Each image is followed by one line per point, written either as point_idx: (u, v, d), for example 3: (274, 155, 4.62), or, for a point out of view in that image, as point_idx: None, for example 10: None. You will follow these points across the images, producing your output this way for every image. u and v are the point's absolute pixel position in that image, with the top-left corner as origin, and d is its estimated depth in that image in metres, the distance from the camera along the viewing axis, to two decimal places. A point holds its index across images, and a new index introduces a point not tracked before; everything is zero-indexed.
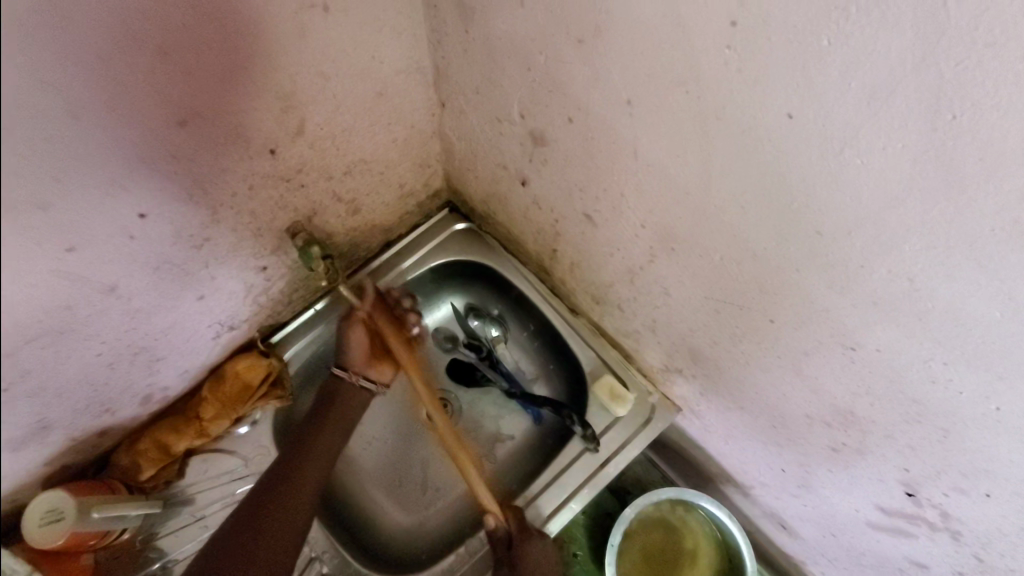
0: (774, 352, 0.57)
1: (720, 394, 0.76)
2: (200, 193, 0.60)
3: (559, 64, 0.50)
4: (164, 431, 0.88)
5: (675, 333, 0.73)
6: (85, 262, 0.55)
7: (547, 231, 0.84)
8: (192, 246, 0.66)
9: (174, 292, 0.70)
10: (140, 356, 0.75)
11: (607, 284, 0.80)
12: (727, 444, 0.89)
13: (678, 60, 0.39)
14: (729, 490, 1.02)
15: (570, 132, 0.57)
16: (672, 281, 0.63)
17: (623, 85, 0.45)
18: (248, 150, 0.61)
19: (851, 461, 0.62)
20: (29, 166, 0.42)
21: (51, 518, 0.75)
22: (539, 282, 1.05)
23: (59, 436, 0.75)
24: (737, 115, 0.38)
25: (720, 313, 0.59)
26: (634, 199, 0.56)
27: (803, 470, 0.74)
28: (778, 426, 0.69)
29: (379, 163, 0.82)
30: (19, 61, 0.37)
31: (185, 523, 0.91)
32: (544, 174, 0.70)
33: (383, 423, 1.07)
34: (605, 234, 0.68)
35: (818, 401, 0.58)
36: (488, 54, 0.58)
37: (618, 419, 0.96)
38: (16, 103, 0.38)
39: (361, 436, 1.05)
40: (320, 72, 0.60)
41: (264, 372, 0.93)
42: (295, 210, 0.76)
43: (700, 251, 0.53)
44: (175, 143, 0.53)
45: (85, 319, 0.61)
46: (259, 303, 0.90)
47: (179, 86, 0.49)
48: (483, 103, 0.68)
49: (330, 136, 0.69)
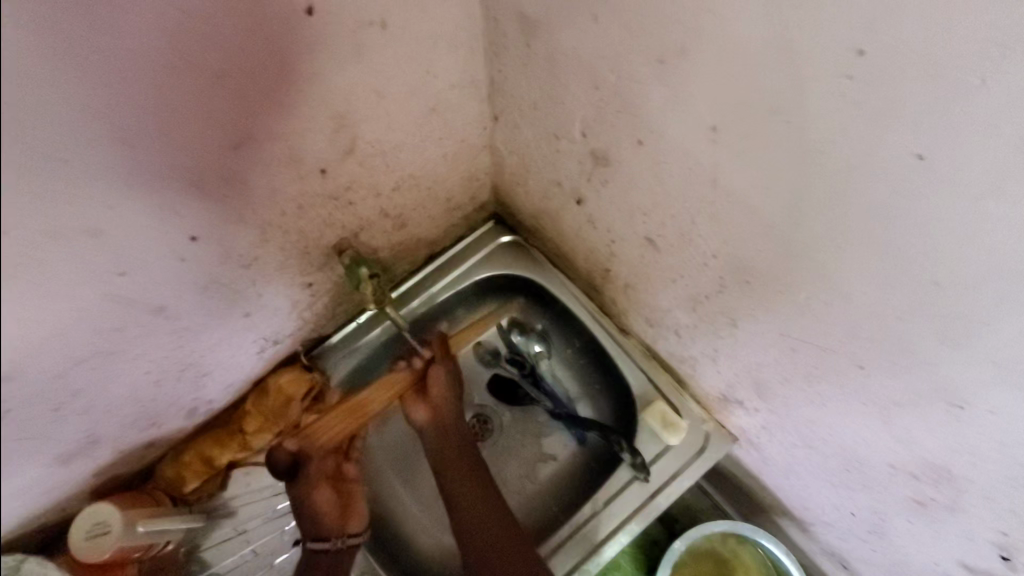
0: (859, 398, 0.52)
1: (786, 431, 0.71)
2: (250, 213, 0.59)
3: (633, 84, 0.46)
4: (208, 444, 0.88)
5: (739, 365, 0.68)
6: (136, 285, 0.53)
7: (600, 251, 0.80)
8: (240, 265, 0.64)
9: (222, 311, 0.69)
10: (186, 373, 0.74)
11: (665, 309, 0.75)
12: (788, 480, 0.84)
13: (780, 88, 0.34)
14: (785, 524, 0.96)
15: (638, 154, 0.53)
16: (742, 313, 0.58)
17: (709, 111, 0.41)
18: (299, 170, 0.59)
19: (937, 517, 0.56)
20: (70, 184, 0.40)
21: (97, 531, 0.74)
22: (587, 299, 1.01)
23: (107, 450, 0.74)
24: (851, 152, 0.34)
25: (796, 352, 0.54)
26: (706, 227, 0.52)
27: (876, 517, 0.68)
28: (852, 471, 0.64)
29: (427, 179, 0.79)
30: (56, 78, 0.36)
31: (228, 537, 0.91)
32: (603, 195, 0.66)
33: (416, 435, 1.03)
34: (668, 259, 0.63)
35: (908, 453, 0.52)
36: (550, 69, 0.55)
37: (670, 447, 0.91)
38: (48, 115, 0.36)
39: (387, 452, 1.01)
40: (374, 90, 0.58)
41: (306, 386, 0.92)
42: (343, 227, 0.74)
43: (780, 287, 0.49)
44: (228, 166, 0.51)
45: (133, 340, 0.60)
46: (304, 318, 0.88)
47: (234, 109, 0.47)
48: (541, 119, 0.65)
49: (380, 153, 0.67)
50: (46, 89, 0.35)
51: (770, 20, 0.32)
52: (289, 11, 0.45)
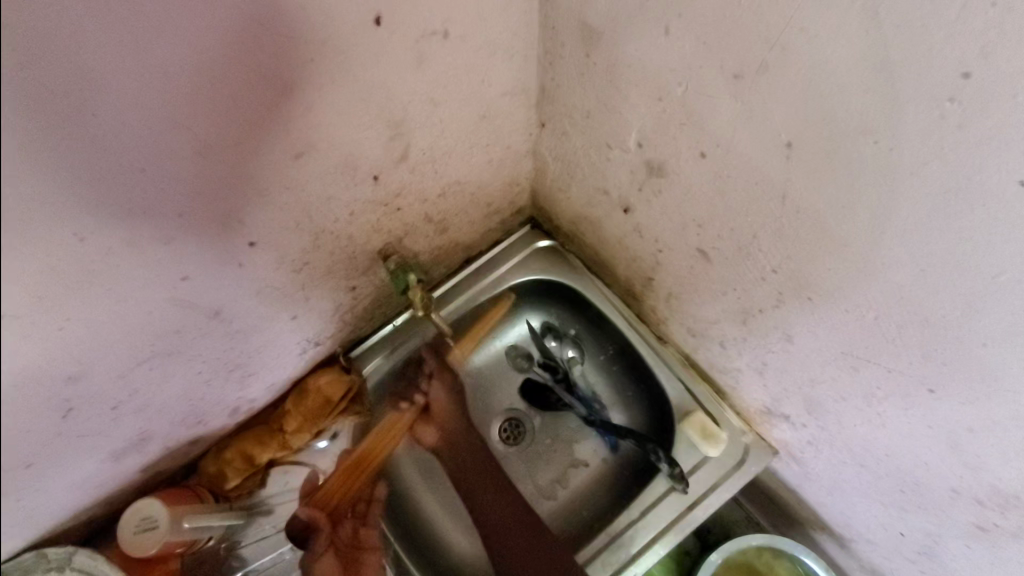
0: (924, 420, 0.50)
1: (835, 448, 0.69)
2: (305, 220, 0.59)
3: (701, 97, 0.45)
4: (249, 442, 0.88)
5: (789, 379, 0.67)
6: (198, 289, 0.54)
7: (644, 259, 0.79)
8: (292, 270, 0.65)
9: (271, 313, 0.70)
10: (234, 373, 0.75)
11: (711, 320, 0.74)
12: (830, 496, 0.82)
13: (872, 106, 0.34)
14: (823, 540, 0.94)
15: (699, 166, 0.52)
16: (800, 329, 0.57)
17: (786, 127, 0.40)
18: (354, 177, 0.59)
19: (1001, 545, 0.54)
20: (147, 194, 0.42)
21: (145, 526, 0.76)
22: (624, 306, 1.00)
23: (156, 446, 0.75)
24: (949, 175, 0.33)
25: (859, 371, 0.53)
26: (769, 242, 0.51)
27: (929, 540, 0.66)
28: (908, 492, 0.62)
29: (472, 184, 0.79)
30: (139, 95, 0.37)
31: (266, 535, 0.92)
32: (654, 205, 0.65)
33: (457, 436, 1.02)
34: (720, 271, 0.62)
35: (975, 478, 0.50)
36: (610, 79, 0.54)
37: (708, 459, 0.90)
38: (127, 127, 0.37)
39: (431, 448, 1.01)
40: (430, 99, 0.58)
41: (345, 387, 0.93)
42: (389, 233, 0.74)
43: (847, 305, 0.48)
44: (288, 175, 0.52)
45: (190, 342, 0.60)
46: (345, 320, 0.89)
47: (297, 120, 0.48)
48: (593, 127, 0.64)
49: (431, 160, 0.67)
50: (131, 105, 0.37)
51: (867, 39, 0.31)
52: (357, 22, 0.45)
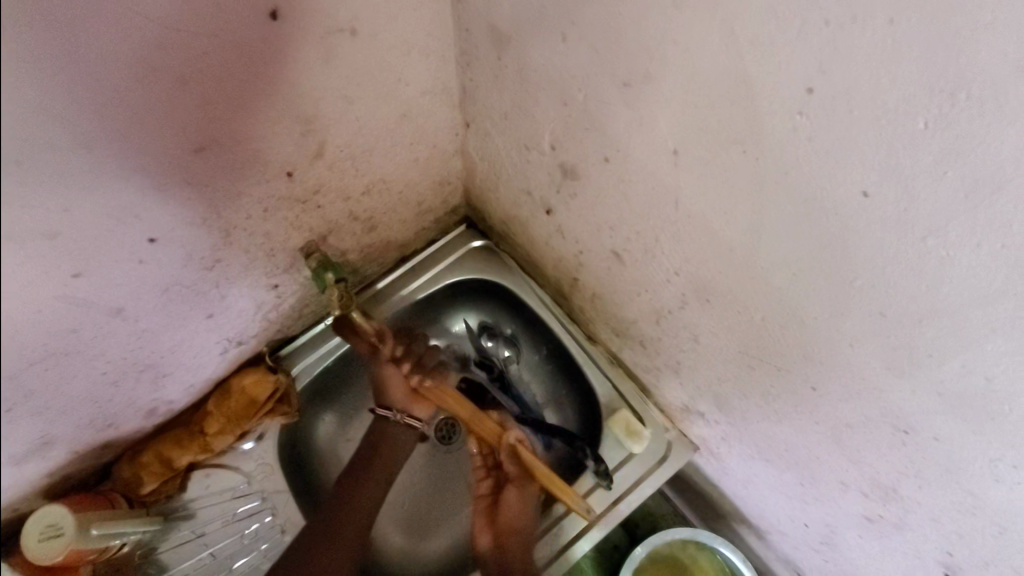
0: (811, 417, 0.53)
1: (744, 444, 0.72)
2: (212, 215, 0.57)
3: (599, 103, 0.46)
4: (166, 445, 0.85)
5: (700, 378, 0.70)
6: (93, 287, 0.52)
7: (569, 260, 0.81)
8: (203, 268, 0.63)
9: (183, 311, 0.68)
10: (145, 373, 0.72)
11: (631, 320, 0.76)
12: (746, 489, 0.85)
13: (740, 117, 0.35)
14: (743, 531, 0.98)
15: (605, 171, 0.53)
16: (703, 329, 0.59)
17: (672, 135, 0.41)
18: (265, 172, 0.58)
19: (886, 533, 0.58)
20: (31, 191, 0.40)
21: (50, 534, 0.72)
22: (556, 305, 1.02)
23: (61, 451, 0.72)
24: (807, 186, 0.35)
25: (755, 370, 0.56)
26: (669, 246, 0.53)
27: (828, 530, 0.70)
28: (807, 485, 0.65)
29: (398, 183, 0.79)
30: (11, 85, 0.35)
31: (187, 539, 0.88)
32: (572, 207, 0.66)
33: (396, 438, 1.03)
34: (633, 273, 0.64)
35: (857, 471, 0.53)
36: (521, 83, 0.55)
37: (633, 455, 0.92)
38: None
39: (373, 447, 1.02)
40: (343, 96, 0.57)
41: (271, 388, 0.90)
42: (310, 230, 0.73)
43: (738, 305, 0.50)
44: (190, 169, 0.50)
45: (89, 341, 0.58)
46: (269, 319, 0.87)
47: (196, 113, 0.47)
48: (512, 129, 0.65)
49: (350, 157, 0.66)
50: None
51: (727, 54, 0.33)
52: (254, 15, 0.44)
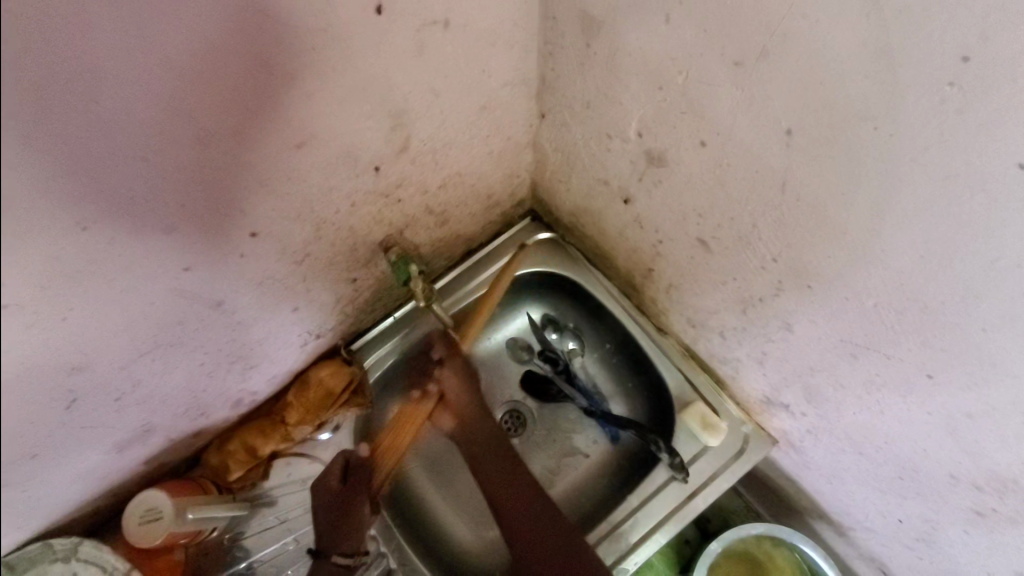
0: (922, 406, 0.51)
1: (834, 436, 0.70)
2: (306, 211, 0.59)
3: (701, 85, 0.45)
4: (251, 434, 0.89)
5: (789, 369, 0.68)
6: (199, 280, 0.54)
7: (645, 250, 0.80)
8: (293, 262, 0.66)
9: (273, 305, 0.70)
10: (235, 365, 0.75)
11: (710, 311, 0.75)
12: (830, 484, 0.83)
13: (872, 92, 0.34)
14: (822, 528, 0.95)
15: (699, 156, 0.52)
16: (799, 318, 0.57)
17: (786, 113, 0.40)
18: (355, 168, 0.60)
19: (997, 529, 0.55)
20: (155, 185, 0.43)
21: (149, 517, 0.76)
22: (623, 297, 1.01)
23: (159, 438, 0.76)
24: (943, 161, 0.33)
25: (858, 359, 0.54)
26: (769, 231, 0.51)
27: (926, 525, 0.67)
28: (907, 479, 0.62)
29: (472, 176, 0.79)
30: (139, 83, 0.37)
31: (270, 525, 0.91)
32: (654, 195, 0.65)
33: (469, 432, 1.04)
34: (720, 261, 0.63)
35: (974, 464, 0.50)
36: (611, 68, 0.55)
37: (708, 448, 0.91)
38: (132, 115, 0.38)
39: (445, 435, 1.03)
40: (431, 89, 0.58)
41: (346, 379, 0.93)
42: (390, 225, 0.75)
43: (844, 290, 0.48)
44: (290, 164, 0.52)
45: (192, 333, 0.61)
46: (345, 313, 0.89)
47: (299, 110, 0.48)
48: (593, 117, 0.65)
49: (431, 151, 0.67)
50: (133, 92, 0.37)
51: (863, 24, 0.32)
52: (357, 11, 0.45)
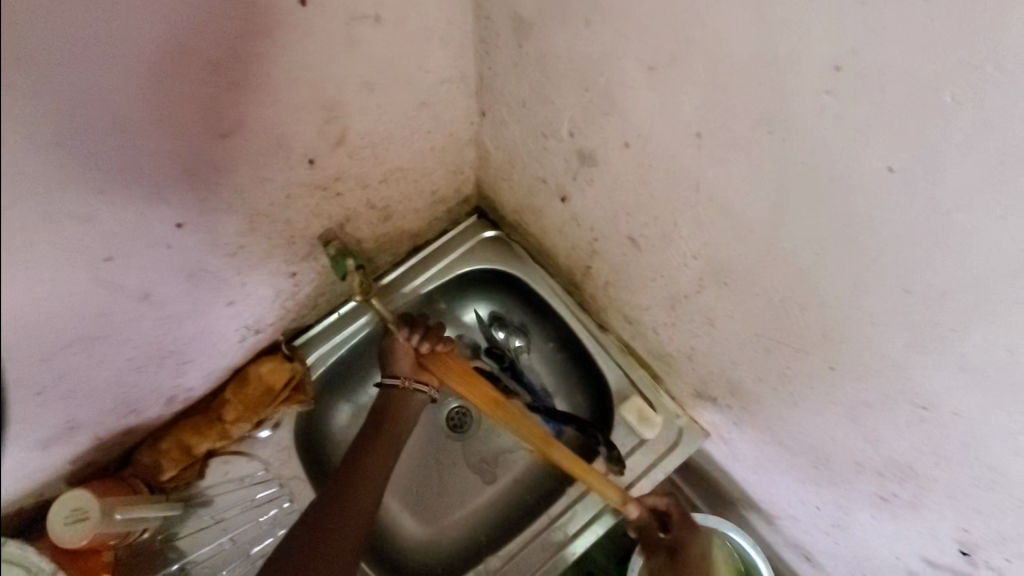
0: (828, 397, 0.53)
1: (757, 428, 0.73)
2: (237, 202, 0.59)
3: (622, 89, 0.47)
4: (186, 432, 0.87)
5: (714, 364, 0.71)
6: (122, 269, 0.53)
7: (583, 248, 0.82)
8: (226, 253, 0.65)
9: (206, 298, 0.69)
10: (167, 360, 0.74)
11: (644, 307, 0.77)
12: (757, 475, 0.87)
13: (765, 99, 0.36)
14: (753, 518, 0.99)
15: (624, 156, 0.54)
16: (720, 314, 0.60)
17: (695, 117, 0.42)
18: (288, 159, 0.59)
19: (900, 513, 0.57)
20: (71, 174, 0.42)
21: (75, 517, 0.74)
22: (566, 295, 1.03)
23: (84, 436, 0.73)
24: (829, 165, 0.36)
25: (770, 352, 0.57)
26: (689, 230, 0.54)
27: (841, 512, 0.70)
28: (820, 467, 0.66)
29: (415, 172, 0.80)
30: (47, 64, 0.36)
31: (205, 525, 0.90)
32: (587, 193, 0.67)
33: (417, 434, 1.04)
34: (649, 258, 0.65)
35: (874, 451, 0.53)
36: (542, 69, 0.56)
37: (644, 441, 0.93)
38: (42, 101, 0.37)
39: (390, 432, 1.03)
40: (365, 83, 0.58)
41: (287, 375, 0.91)
42: (328, 218, 0.74)
43: (755, 286, 0.51)
44: (218, 154, 0.51)
45: (116, 327, 0.59)
46: (286, 307, 0.88)
47: (225, 99, 0.48)
48: (529, 116, 0.66)
49: (370, 145, 0.67)
50: (40, 74, 0.36)
51: (753, 34, 0.34)
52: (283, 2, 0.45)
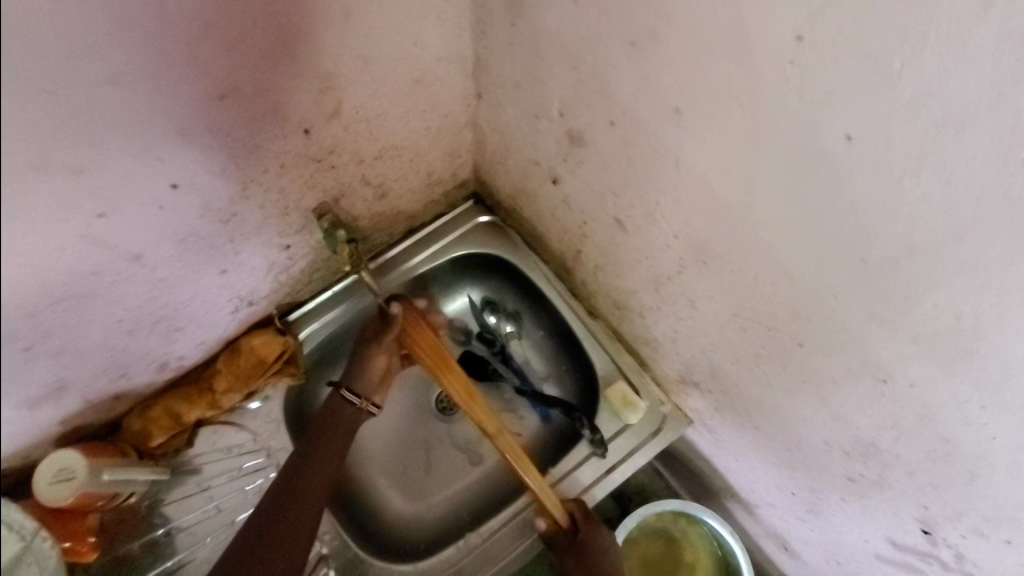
0: (799, 377, 0.55)
1: (736, 412, 0.75)
2: (232, 168, 0.60)
3: (607, 66, 0.49)
4: (176, 400, 0.88)
5: (696, 348, 0.72)
6: (114, 227, 0.55)
7: (573, 231, 0.83)
8: (219, 220, 0.66)
9: (199, 264, 0.70)
10: (159, 325, 0.75)
11: (630, 291, 0.79)
12: (737, 462, 0.88)
13: (733, 71, 0.38)
14: (733, 506, 1.01)
15: (609, 134, 0.56)
16: (700, 295, 0.61)
17: (672, 92, 0.44)
18: (283, 127, 0.61)
19: (866, 493, 0.59)
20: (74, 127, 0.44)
21: (62, 477, 0.75)
22: (558, 282, 1.04)
23: (75, 398, 0.75)
24: (791, 136, 0.37)
25: (746, 332, 0.58)
26: (670, 209, 0.55)
27: (814, 496, 0.71)
28: (793, 450, 0.67)
29: (411, 150, 0.81)
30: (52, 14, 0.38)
31: (192, 492, 0.92)
32: (577, 174, 0.69)
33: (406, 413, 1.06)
34: (634, 240, 0.67)
35: (842, 429, 0.54)
36: (533, 48, 0.58)
37: (628, 426, 0.95)
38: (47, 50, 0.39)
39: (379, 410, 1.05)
40: (361, 55, 0.60)
41: (279, 348, 0.93)
42: (323, 191, 0.76)
43: (731, 265, 0.52)
44: (214, 117, 0.53)
45: (109, 287, 0.61)
46: (279, 281, 0.90)
47: (222, 62, 0.49)
48: (522, 97, 0.68)
49: (365, 120, 0.69)
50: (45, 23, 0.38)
51: (721, 8, 0.36)
52: None
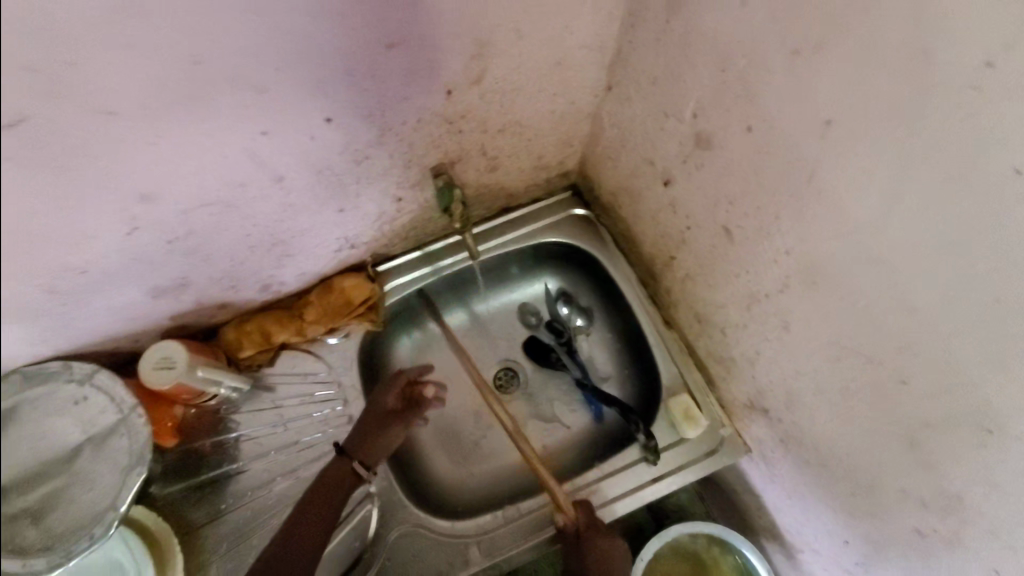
0: (889, 416, 0.54)
1: (804, 446, 0.74)
2: (377, 113, 0.65)
3: (761, 72, 0.50)
4: (269, 320, 0.95)
5: (777, 372, 0.71)
6: (270, 146, 0.60)
7: (671, 236, 0.84)
8: (353, 159, 0.71)
9: (323, 198, 0.76)
10: (275, 247, 0.82)
11: (719, 304, 0.79)
12: (789, 500, 0.86)
13: (907, 90, 0.38)
14: (772, 547, 0.99)
15: (743, 141, 0.57)
16: (798, 317, 0.61)
17: (828, 105, 0.45)
18: (431, 84, 0.65)
19: (932, 551, 0.57)
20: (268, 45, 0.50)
21: (164, 364, 0.82)
22: (640, 287, 1.05)
23: (191, 297, 0.82)
24: (954, 163, 0.37)
25: (840, 362, 0.58)
26: (789, 224, 0.55)
27: (869, 548, 0.69)
28: (860, 494, 0.66)
29: (531, 130, 0.84)
30: None
31: (264, 407, 0.97)
32: (694, 178, 0.70)
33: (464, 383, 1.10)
34: (740, 252, 0.67)
35: (923, 479, 0.53)
36: (683, 46, 0.59)
37: (684, 440, 0.94)
38: None
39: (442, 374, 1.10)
40: (516, 28, 0.63)
41: (366, 293, 0.99)
42: (445, 152, 0.80)
43: (843, 290, 0.52)
44: (379, 61, 0.58)
45: (249, 200, 0.67)
46: (382, 231, 0.95)
47: (400, 12, 0.54)
48: (656, 94, 0.69)
49: (501, 91, 0.72)
50: None
51: (911, 26, 0.37)
52: None
